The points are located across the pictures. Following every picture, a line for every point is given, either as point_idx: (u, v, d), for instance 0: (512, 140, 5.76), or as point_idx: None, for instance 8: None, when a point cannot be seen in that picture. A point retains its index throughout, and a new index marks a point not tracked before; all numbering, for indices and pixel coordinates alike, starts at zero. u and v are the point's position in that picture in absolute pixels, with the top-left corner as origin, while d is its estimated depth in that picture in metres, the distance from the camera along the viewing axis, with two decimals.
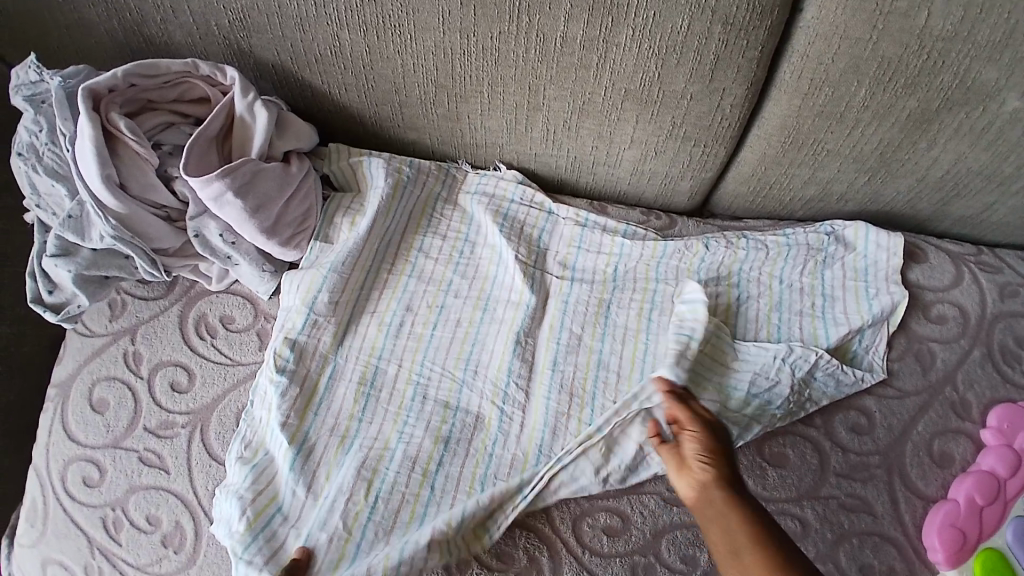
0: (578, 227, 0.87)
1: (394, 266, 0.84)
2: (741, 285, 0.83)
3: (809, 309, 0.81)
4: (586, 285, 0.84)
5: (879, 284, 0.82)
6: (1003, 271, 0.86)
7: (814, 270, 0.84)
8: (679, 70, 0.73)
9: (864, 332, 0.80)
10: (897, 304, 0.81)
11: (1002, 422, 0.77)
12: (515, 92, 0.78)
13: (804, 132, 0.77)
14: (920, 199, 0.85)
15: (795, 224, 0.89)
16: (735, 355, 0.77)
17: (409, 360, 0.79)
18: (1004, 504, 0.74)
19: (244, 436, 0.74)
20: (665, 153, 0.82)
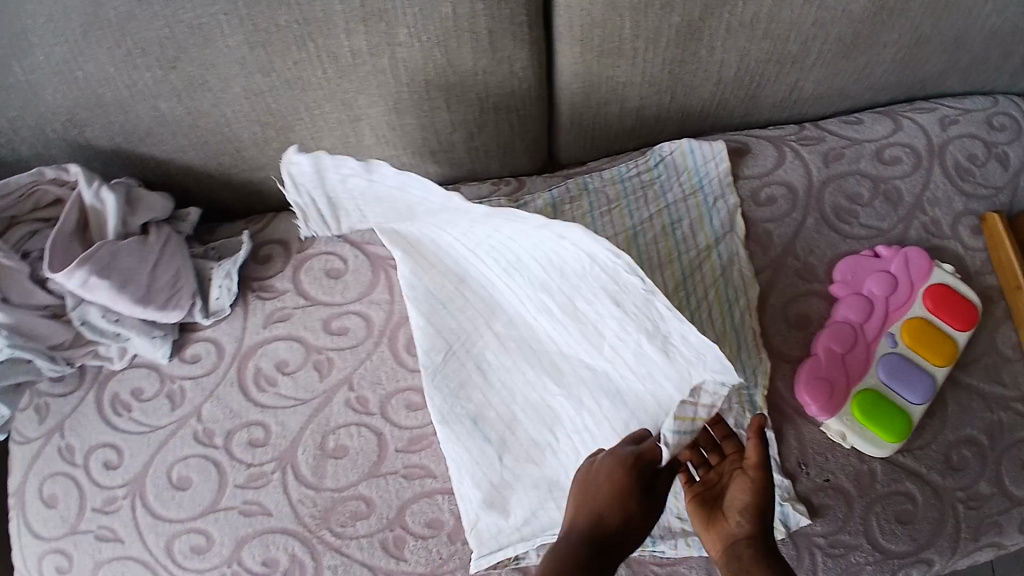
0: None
1: (271, 321, 0.87)
2: (596, 223, 0.89)
3: (662, 233, 0.88)
4: None
5: (715, 191, 0.89)
6: (825, 139, 0.92)
7: (657, 197, 0.90)
8: (463, 51, 0.78)
9: (718, 248, 0.87)
10: (734, 209, 0.89)
11: (845, 274, 0.84)
12: (333, 111, 0.83)
13: (596, 73, 0.84)
14: (729, 99, 0.92)
15: (635, 155, 0.95)
16: None
17: (312, 393, 0.84)
18: (865, 346, 0.81)
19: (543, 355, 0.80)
20: (487, 126, 0.88)
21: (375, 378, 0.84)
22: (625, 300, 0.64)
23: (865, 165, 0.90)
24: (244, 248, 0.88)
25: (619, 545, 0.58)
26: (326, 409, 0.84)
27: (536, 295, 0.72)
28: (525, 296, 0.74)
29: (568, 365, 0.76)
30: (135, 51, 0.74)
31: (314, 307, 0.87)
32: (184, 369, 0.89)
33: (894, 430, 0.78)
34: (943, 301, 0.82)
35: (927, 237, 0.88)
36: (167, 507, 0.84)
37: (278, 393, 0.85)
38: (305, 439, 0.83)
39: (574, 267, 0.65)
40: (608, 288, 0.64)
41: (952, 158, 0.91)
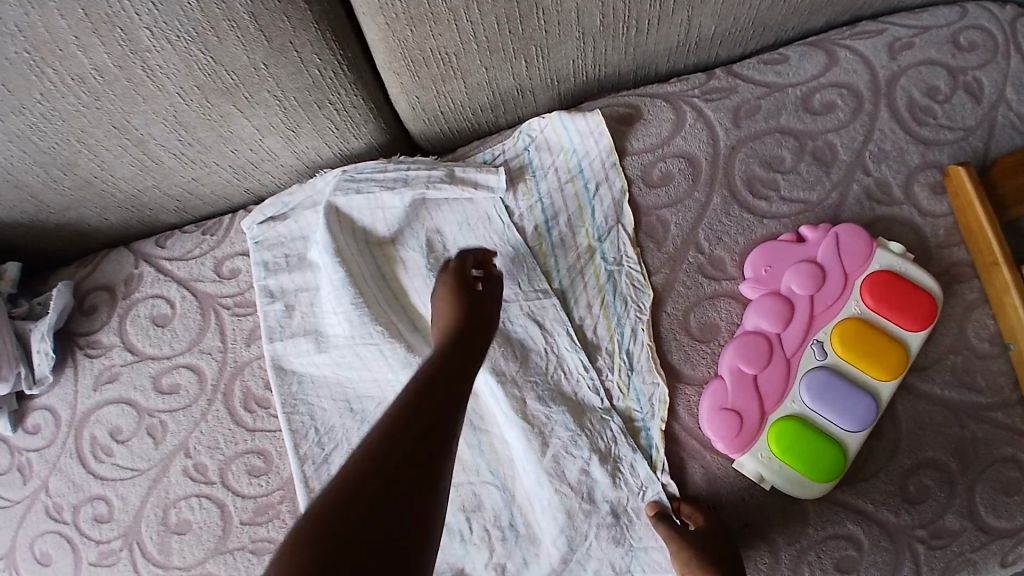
0: (277, 224, 0.75)
1: (100, 383, 0.78)
2: (454, 226, 0.73)
3: (534, 234, 0.72)
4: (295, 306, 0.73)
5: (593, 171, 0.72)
6: (738, 89, 0.73)
7: (528, 189, 0.73)
8: (228, 46, 0.62)
9: (602, 246, 0.71)
10: (618, 191, 0.72)
11: (758, 268, 0.66)
12: (110, 136, 0.70)
13: (417, 47, 0.66)
14: (605, 54, 0.72)
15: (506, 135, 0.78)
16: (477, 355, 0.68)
17: (147, 462, 0.74)
18: (784, 363, 0.64)
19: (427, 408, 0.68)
20: (301, 127, 0.72)
21: (211, 442, 0.72)
22: (589, 417, 0.67)
23: (787, 119, 0.71)
24: (57, 304, 0.78)
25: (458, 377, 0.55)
26: (164, 479, 0.73)
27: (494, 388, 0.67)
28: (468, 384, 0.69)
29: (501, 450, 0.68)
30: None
31: (143, 362, 0.76)
32: (26, 441, 0.78)
33: (822, 468, 0.61)
34: (887, 293, 0.63)
35: (870, 205, 0.69)
36: None
37: (115, 463, 0.75)
38: (147, 514, 0.73)
39: (536, 361, 0.69)
40: (568, 394, 0.68)
41: (904, 95, 0.72)
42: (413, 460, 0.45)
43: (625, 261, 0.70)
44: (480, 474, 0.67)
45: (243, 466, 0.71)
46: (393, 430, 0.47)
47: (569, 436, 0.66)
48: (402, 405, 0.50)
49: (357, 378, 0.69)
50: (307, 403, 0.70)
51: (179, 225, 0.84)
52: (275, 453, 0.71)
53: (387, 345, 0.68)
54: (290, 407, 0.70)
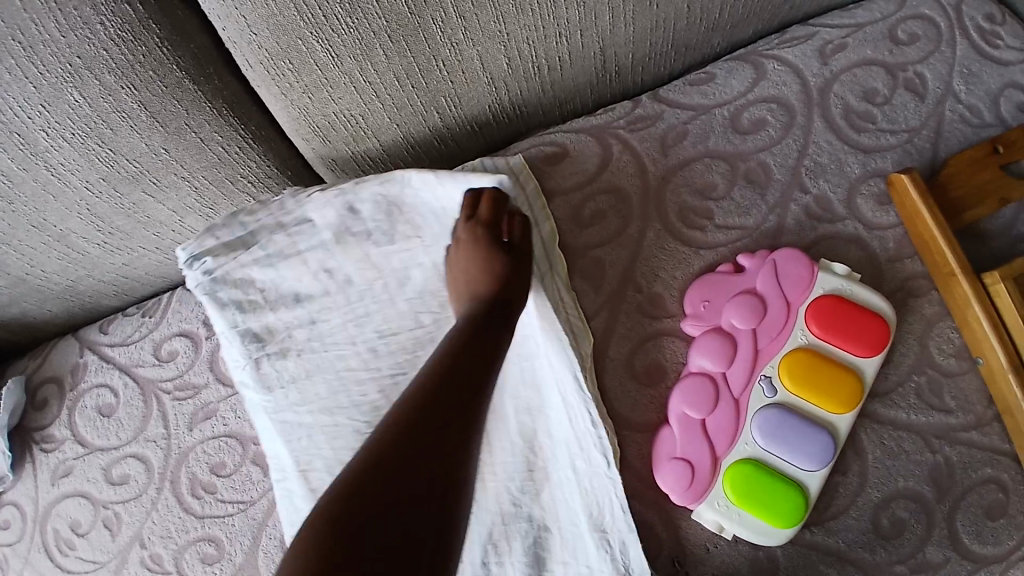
0: (240, 255, 0.68)
1: (58, 476, 0.77)
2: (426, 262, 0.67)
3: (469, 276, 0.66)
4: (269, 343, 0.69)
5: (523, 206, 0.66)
6: (664, 115, 0.69)
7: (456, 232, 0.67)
8: (124, 136, 0.61)
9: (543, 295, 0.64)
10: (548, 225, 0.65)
11: (697, 304, 0.63)
12: (31, 236, 0.69)
13: (321, 113, 0.65)
14: (521, 94, 0.70)
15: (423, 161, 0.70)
16: None
17: (107, 554, 0.73)
18: (732, 404, 0.60)
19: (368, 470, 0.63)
20: (220, 203, 0.70)
21: (164, 531, 0.71)
22: (588, 474, 0.60)
23: (716, 142, 0.68)
24: (6, 402, 0.78)
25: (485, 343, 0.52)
26: (124, 570, 0.72)
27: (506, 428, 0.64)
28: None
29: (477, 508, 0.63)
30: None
31: (92, 454, 0.75)
32: None
33: (783, 513, 0.58)
34: (833, 319, 0.60)
35: (812, 224, 0.65)
36: None
37: (78, 556, 0.74)
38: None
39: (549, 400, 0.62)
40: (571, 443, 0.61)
41: (839, 103, 0.68)
42: (436, 438, 0.43)
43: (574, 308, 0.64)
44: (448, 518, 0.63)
45: (196, 553, 0.69)
46: (427, 393, 0.46)
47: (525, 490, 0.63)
48: (432, 373, 0.48)
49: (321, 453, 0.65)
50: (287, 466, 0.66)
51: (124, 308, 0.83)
52: (226, 538, 0.69)
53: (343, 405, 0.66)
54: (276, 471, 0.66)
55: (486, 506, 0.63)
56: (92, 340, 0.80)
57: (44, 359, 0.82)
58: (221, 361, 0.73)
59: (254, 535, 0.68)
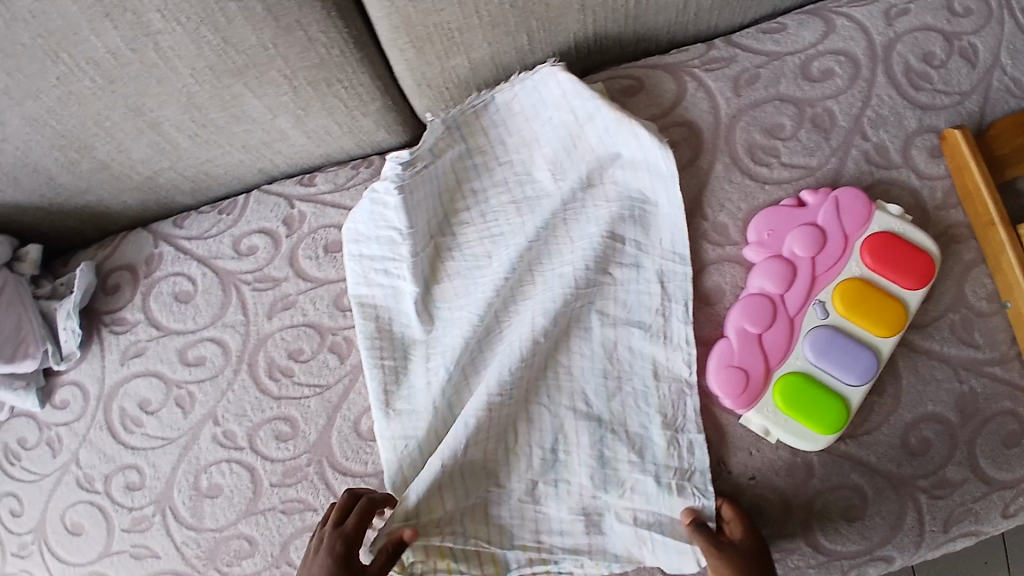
0: (421, 170, 0.73)
1: (128, 357, 0.80)
2: (535, 191, 0.74)
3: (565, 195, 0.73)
4: (426, 255, 0.74)
5: (626, 142, 0.71)
6: (737, 58, 0.74)
7: (552, 152, 0.74)
8: (237, 26, 0.63)
9: (633, 210, 0.72)
10: (659, 160, 0.70)
11: (762, 232, 0.68)
12: (127, 119, 0.71)
13: (421, 22, 0.67)
14: (605, 25, 0.73)
15: (541, 73, 0.74)
16: (524, 300, 0.72)
17: (177, 431, 0.78)
18: (787, 322, 0.66)
19: (466, 355, 0.71)
20: (313, 105, 0.73)
21: (239, 410, 0.76)
22: (668, 378, 0.69)
23: (786, 86, 0.72)
24: (81, 282, 0.80)
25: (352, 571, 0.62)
26: (195, 446, 0.77)
27: (588, 337, 0.71)
28: (526, 327, 0.71)
29: (563, 392, 0.70)
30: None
31: (168, 337, 0.79)
32: (56, 416, 0.83)
33: (827, 420, 0.64)
34: (886, 252, 0.65)
35: (869, 168, 0.70)
36: (74, 553, 0.80)
37: (144, 433, 0.79)
38: (178, 481, 0.77)
39: (643, 316, 0.70)
40: (656, 355, 0.69)
41: (902, 61, 0.73)
42: None
43: (674, 243, 0.70)
44: (537, 397, 0.70)
45: (270, 431, 0.76)
46: None
47: (598, 384, 0.70)
48: None
49: (424, 338, 0.72)
50: (401, 349, 0.73)
51: (194, 206, 0.85)
52: (301, 419, 0.75)
53: (456, 306, 0.73)
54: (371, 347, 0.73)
55: (564, 392, 0.70)
56: (167, 232, 0.83)
57: (116, 242, 0.85)
58: (301, 255, 0.78)
59: (330, 415, 0.75)
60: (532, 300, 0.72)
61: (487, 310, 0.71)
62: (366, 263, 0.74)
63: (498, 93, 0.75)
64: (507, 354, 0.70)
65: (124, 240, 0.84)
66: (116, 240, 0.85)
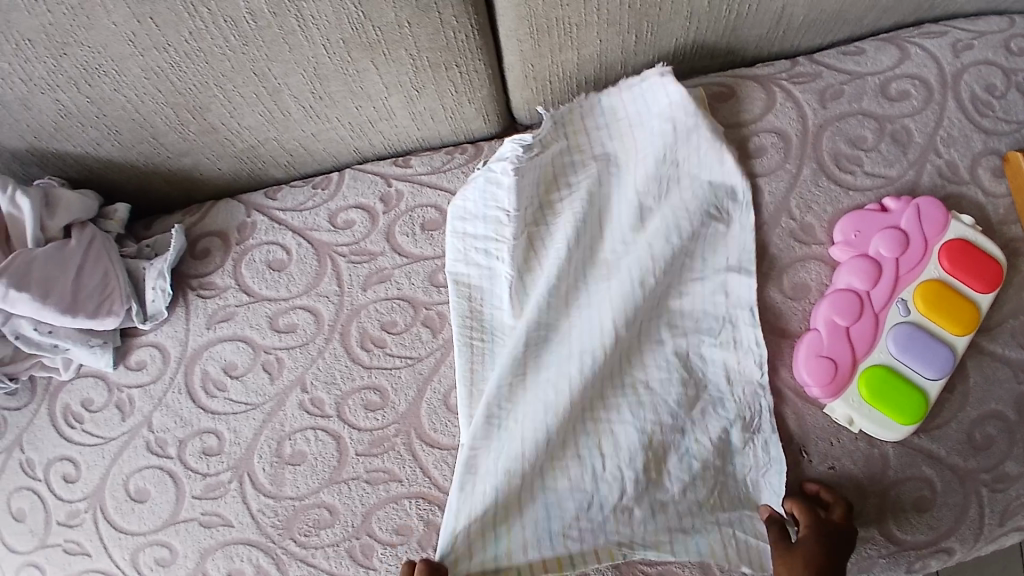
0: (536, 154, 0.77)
1: (214, 321, 0.81)
2: (619, 193, 0.77)
3: (643, 192, 0.76)
4: (519, 243, 0.77)
5: (711, 163, 0.75)
6: (821, 75, 0.81)
7: (640, 152, 0.77)
8: (380, 3, 0.67)
9: (707, 215, 0.75)
10: (736, 188, 0.75)
11: (848, 233, 0.73)
12: (248, 84, 0.74)
13: (544, 16, 0.73)
14: (705, 34, 0.80)
15: (651, 79, 0.77)
16: (604, 291, 0.74)
17: (263, 397, 0.78)
18: (873, 317, 0.70)
19: (544, 338, 0.73)
20: (427, 87, 0.78)
21: (328, 377, 0.78)
22: (738, 377, 0.72)
23: (868, 103, 0.79)
24: (175, 244, 0.82)
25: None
26: (280, 413, 0.78)
27: (659, 339, 0.73)
28: (597, 325, 0.72)
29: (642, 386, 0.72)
30: (21, 43, 0.67)
31: (258, 304, 0.81)
32: (130, 377, 0.83)
33: (907, 411, 0.67)
34: (962, 257, 0.70)
35: (943, 183, 0.76)
36: (128, 520, 0.78)
37: (229, 398, 0.79)
38: (260, 447, 0.77)
39: (712, 323, 0.73)
40: (726, 356, 0.72)
41: (968, 90, 0.79)
42: None
43: (743, 257, 0.74)
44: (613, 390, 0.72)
45: (359, 401, 0.77)
46: None
47: (684, 376, 0.72)
48: None
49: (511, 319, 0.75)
50: (487, 331, 0.76)
51: (282, 178, 0.88)
52: (391, 389, 0.76)
53: (542, 292, 0.74)
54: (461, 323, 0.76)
55: (638, 383, 0.72)
56: (260, 202, 0.86)
57: (208, 209, 0.87)
58: (398, 233, 0.81)
59: (420, 387, 0.76)
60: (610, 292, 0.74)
61: (585, 294, 0.74)
62: (469, 240, 0.78)
63: (607, 96, 0.80)
64: (578, 347, 0.72)
65: (219, 208, 0.87)
66: (207, 207, 0.87)
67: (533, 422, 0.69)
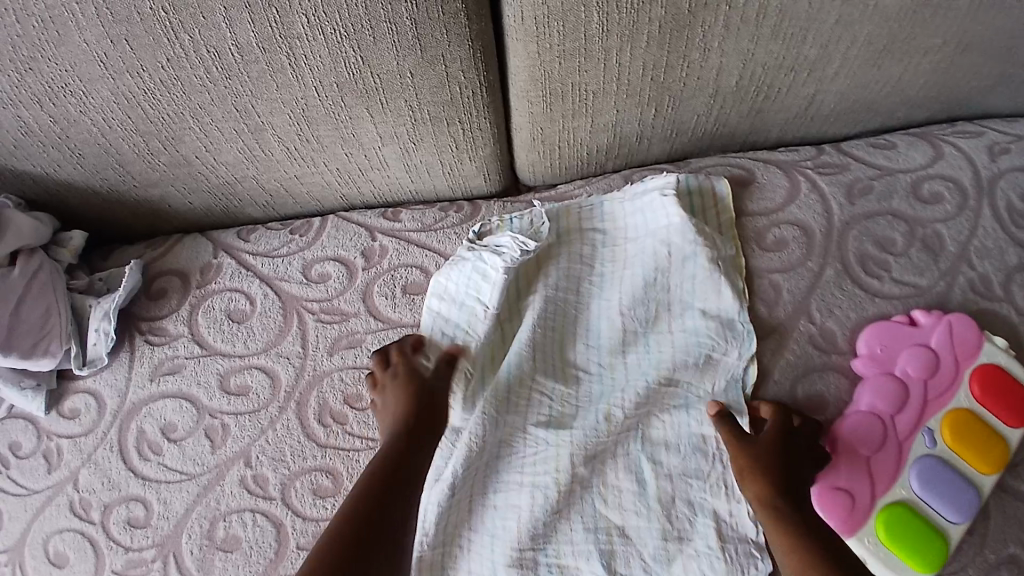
0: (526, 245, 0.71)
1: (158, 373, 0.73)
2: (601, 305, 0.71)
3: (630, 301, 0.70)
4: (489, 340, 0.69)
5: (705, 295, 0.69)
6: (850, 168, 0.75)
7: (630, 256, 0.72)
8: (382, 47, 0.61)
9: (699, 333, 0.67)
10: (733, 320, 0.68)
11: (874, 346, 0.66)
12: (228, 119, 0.67)
13: (560, 79, 0.68)
14: (728, 115, 0.75)
15: (652, 193, 0.73)
16: (575, 402, 0.67)
17: (201, 467, 0.69)
18: (897, 446, 0.63)
19: (497, 447, 0.66)
20: (424, 141, 0.71)
21: (276, 453, 0.68)
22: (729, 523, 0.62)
23: (898, 202, 0.73)
24: (128, 282, 0.74)
25: (399, 496, 0.59)
26: (217, 489, 0.68)
27: (637, 475, 0.64)
28: (551, 459, 0.65)
29: (613, 510, 0.63)
30: None
31: (210, 358, 0.72)
32: (61, 426, 0.73)
33: (926, 557, 0.59)
34: (995, 386, 0.63)
35: (973, 298, 0.68)
36: None
37: (163, 463, 0.70)
38: (190, 525, 0.68)
39: (699, 463, 0.64)
40: (718, 493, 0.63)
41: (1005, 199, 0.72)
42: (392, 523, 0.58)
43: (730, 394, 0.66)
44: (581, 513, 0.63)
45: (308, 483, 0.67)
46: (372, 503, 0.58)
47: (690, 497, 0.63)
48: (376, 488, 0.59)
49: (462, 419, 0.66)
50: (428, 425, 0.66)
51: (258, 221, 0.81)
52: (345, 474, 0.67)
53: (502, 395, 0.67)
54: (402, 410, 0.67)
55: (603, 514, 0.63)
56: (232, 244, 0.78)
57: (174, 242, 0.80)
58: (376, 294, 0.73)
59: None
60: (584, 401, 0.67)
61: (546, 400, 0.67)
62: (442, 323, 0.70)
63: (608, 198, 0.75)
64: (530, 475, 0.65)
65: (184, 246, 0.79)
66: (173, 238, 0.80)
67: (481, 538, 0.63)
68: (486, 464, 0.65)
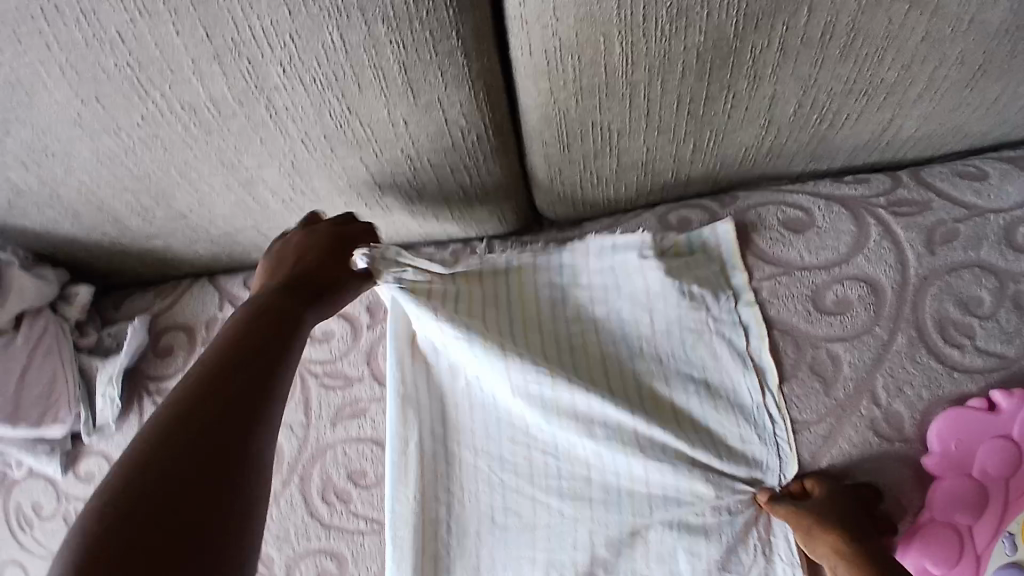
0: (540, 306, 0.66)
1: None
2: (623, 373, 0.63)
3: (653, 377, 0.63)
4: (505, 417, 0.64)
5: (731, 363, 0.63)
6: (930, 207, 0.64)
7: (650, 324, 0.65)
8: (370, 97, 0.55)
9: (728, 406, 0.61)
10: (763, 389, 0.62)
11: (947, 443, 0.56)
12: (217, 175, 0.62)
13: (576, 117, 0.60)
14: (784, 145, 0.64)
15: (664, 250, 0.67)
16: (598, 483, 0.62)
17: None
18: (975, 562, 0.55)
19: (513, 528, 0.63)
20: (427, 186, 0.65)
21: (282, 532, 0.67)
22: None
23: (988, 251, 0.61)
24: (132, 343, 0.72)
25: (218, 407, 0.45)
26: None
27: (672, 565, 0.60)
28: (570, 539, 0.62)
29: None
30: None
31: None
32: (77, 489, 0.72)
33: None
34: None
35: None
36: None
37: None
38: None
39: (738, 554, 0.59)
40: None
41: None
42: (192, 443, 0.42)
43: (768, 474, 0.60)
44: None
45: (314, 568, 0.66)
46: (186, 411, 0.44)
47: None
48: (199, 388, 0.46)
49: (478, 498, 0.64)
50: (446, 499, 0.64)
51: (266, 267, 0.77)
52: (350, 558, 0.65)
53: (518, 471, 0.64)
54: (400, 485, 0.64)
55: None
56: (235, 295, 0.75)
57: (177, 291, 0.78)
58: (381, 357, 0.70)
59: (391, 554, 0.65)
60: (603, 483, 0.62)
61: (563, 481, 0.63)
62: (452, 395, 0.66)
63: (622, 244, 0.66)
64: (545, 551, 0.63)
65: (190, 297, 0.76)
66: (172, 287, 0.78)
67: None
68: (500, 538, 0.63)
